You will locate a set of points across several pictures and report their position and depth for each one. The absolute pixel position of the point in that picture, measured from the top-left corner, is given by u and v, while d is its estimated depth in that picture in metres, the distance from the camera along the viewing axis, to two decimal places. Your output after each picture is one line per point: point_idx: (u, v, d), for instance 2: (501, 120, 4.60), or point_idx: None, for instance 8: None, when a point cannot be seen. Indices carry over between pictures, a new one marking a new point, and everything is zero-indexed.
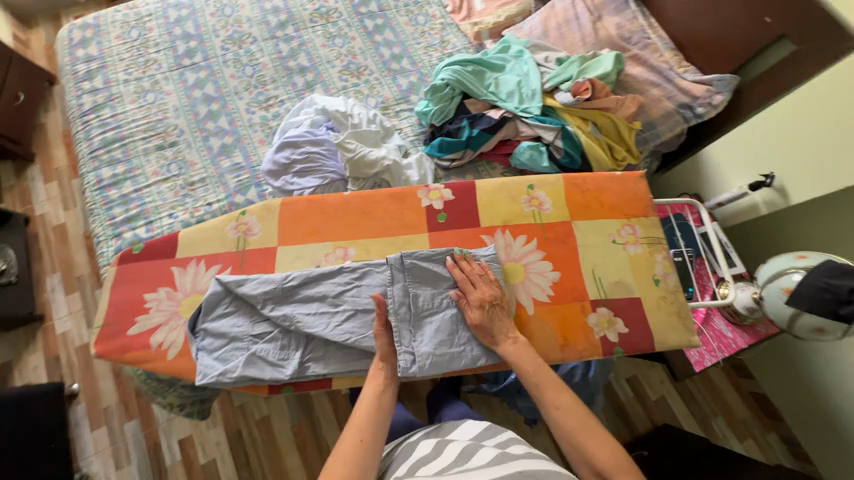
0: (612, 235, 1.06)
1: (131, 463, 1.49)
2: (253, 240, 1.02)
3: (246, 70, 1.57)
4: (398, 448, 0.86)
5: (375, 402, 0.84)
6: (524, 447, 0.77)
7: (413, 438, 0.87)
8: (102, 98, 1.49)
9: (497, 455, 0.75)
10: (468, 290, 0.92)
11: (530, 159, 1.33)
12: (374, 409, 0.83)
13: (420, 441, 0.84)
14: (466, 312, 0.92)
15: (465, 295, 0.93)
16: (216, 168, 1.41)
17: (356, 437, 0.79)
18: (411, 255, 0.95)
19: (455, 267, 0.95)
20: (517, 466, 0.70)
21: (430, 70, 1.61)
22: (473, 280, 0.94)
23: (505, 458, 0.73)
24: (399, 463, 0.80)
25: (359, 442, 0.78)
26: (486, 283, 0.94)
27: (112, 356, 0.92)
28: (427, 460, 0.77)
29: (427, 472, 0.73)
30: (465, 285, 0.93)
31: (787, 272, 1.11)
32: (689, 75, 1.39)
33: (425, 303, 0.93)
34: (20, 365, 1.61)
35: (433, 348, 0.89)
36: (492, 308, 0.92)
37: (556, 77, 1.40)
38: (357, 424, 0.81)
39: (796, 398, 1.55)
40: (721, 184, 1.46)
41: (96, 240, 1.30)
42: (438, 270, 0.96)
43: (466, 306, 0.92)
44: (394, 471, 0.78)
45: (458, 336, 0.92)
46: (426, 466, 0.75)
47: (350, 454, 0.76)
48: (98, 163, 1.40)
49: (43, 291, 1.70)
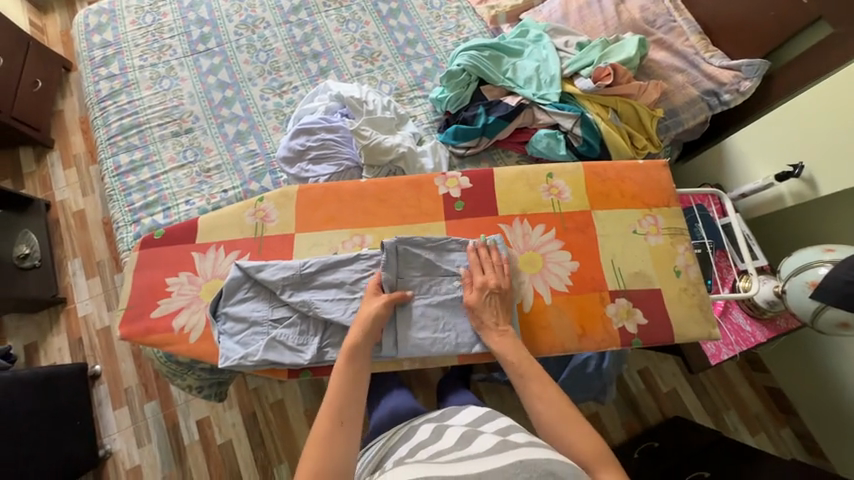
0: (633, 225, 1.03)
1: (151, 442, 1.54)
2: (271, 227, 1.02)
3: (260, 56, 1.56)
4: (398, 435, 0.86)
5: (351, 377, 0.80)
6: (526, 436, 0.73)
7: (415, 422, 0.88)
8: (119, 84, 1.50)
9: (496, 441, 0.71)
10: (475, 273, 0.93)
11: (547, 147, 1.30)
12: (350, 385, 0.79)
13: (421, 426, 0.85)
14: (466, 294, 0.92)
15: (472, 279, 0.93)
16: (231, 155, 1.41)
17: (335, 419, 0.74)
18: (405, 242, 0.94)
19: (475, 250, 0.96)
20: (514, 455, 0.66)
21: (445, 56, 1.58)
22: (484, 264, 0.94)
23: (504, 446, 0.70)
24: (399, 445, 0.82)
25: (337, 425, 0.73)
26: (496, 272, 0.94)
27: (136, 338, 0.94)
28: (426, 443, 0.78)
29: (424, 454, 0.73)
30: (474, 268, 0.94)
31: (813, 265, 1.07)
32: (716, 60, 1.35)
33: (413, 288, 0.94)
34: (45, 346, 1.67)
35: (415, 331, 0.91)
36: (500, 295, 0.92)
37: (577, 62, 1.36)
38: (333, 403, 0.76)
39: (813, 393, 1.53)
40: (744, 174, 1.40)
41: (116, 226, 1.33)
42: (429, 258, 0.95)
43: (467, 291, 0.92)
44: (394, 453, 0.80)
45: (442, 322, 0.93)
46: (424, 450, 0.75)
47: (327, 435, 0.72)
48: (117, 148, 1.42)
49: (65, 275, 1.75)
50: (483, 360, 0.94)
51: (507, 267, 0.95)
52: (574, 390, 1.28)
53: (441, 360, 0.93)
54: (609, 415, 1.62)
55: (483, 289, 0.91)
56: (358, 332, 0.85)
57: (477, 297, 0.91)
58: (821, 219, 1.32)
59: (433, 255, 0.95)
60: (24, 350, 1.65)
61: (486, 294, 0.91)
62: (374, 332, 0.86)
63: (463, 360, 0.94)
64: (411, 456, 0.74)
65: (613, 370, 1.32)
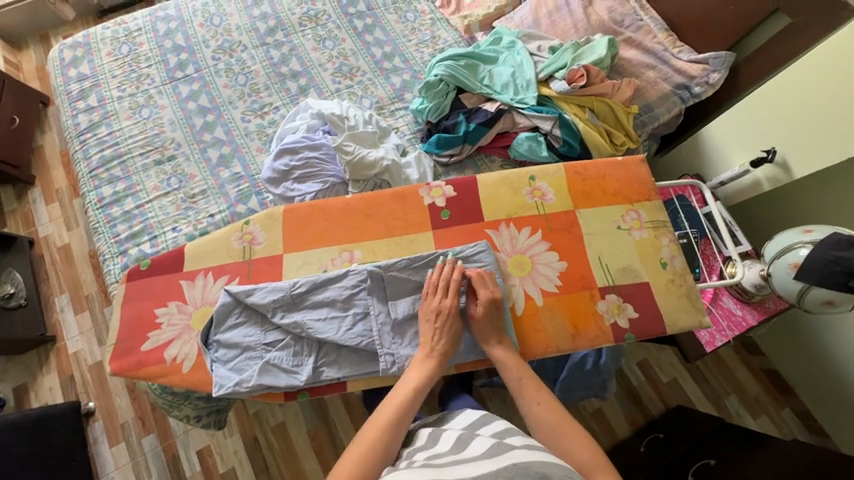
0: (617, 221, 1.03)
1: (152, 476, 1.53)
2: (258, 250, 1.00)
3: (239, 78, 1.57)
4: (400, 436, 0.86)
5: (413, 390, 0.83)
6: (521, 439, 0.74)
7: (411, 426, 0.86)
8: (98, 116, 1.50)
9: (492, 445, 0.72)
10: (478, 288, 0.91)
11: (529, 149, 1.33)
12: (405, 409, 0.81)
13: (416, 430, 0.84)
14: (471, 309, 0.91)
15: (477, 294, 0.91)
16: (216, 179, 1.42)
17: (388, 427, 0.78)
18: (390, 268, 0.93)
19: (476, 271, 0.93)
20: (509, 458, 0.67)
21: (423, 67, 1.60)
22: (484, 279, 0.92)
23: (500, 449, 0.71)
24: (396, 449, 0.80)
25: (385, 433, 0.77)
26: (491, 283, 0.92)
27: (127, 373, 0.91)
28: (422, 445, 0.77)
29: (421, 457, 0.73)
30: (477, 284, 0.92)
31: (794, 246, 1.10)
32: (684, 54, 1.39)
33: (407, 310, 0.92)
34: (35, 387, 1.64)
35: None
36: (502, 306, 0.91)
37: (551, 66, 1.39)
38: (388, 412, 0.80)
39: (809, 373, 1.54)
40: (722, 162, 1.43)
41: (103, 259, 1.33)
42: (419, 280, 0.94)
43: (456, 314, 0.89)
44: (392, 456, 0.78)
45: None
46: (422, 453, 0.74)
47: (375, 442, 0.75)
48: (99, 181, 1.42)
49: (53, 312, 1.72)
50: (477, 366, 0.94)
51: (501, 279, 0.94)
52: (575, 388, 1.29)
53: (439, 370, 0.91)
54: (611, 408, 1.63)
55: (491, 304, 0.90)
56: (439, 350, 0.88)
57: (483, 312, 0.90)
58: (799, 200, 1.35)
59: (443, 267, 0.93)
60: (13, 392, 1.62)
61: (493, 306, 0.90)
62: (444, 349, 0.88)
63: (460, 368, 0.94)
64: (408, 458, 0.74)
65: (612, 365, 1.32)
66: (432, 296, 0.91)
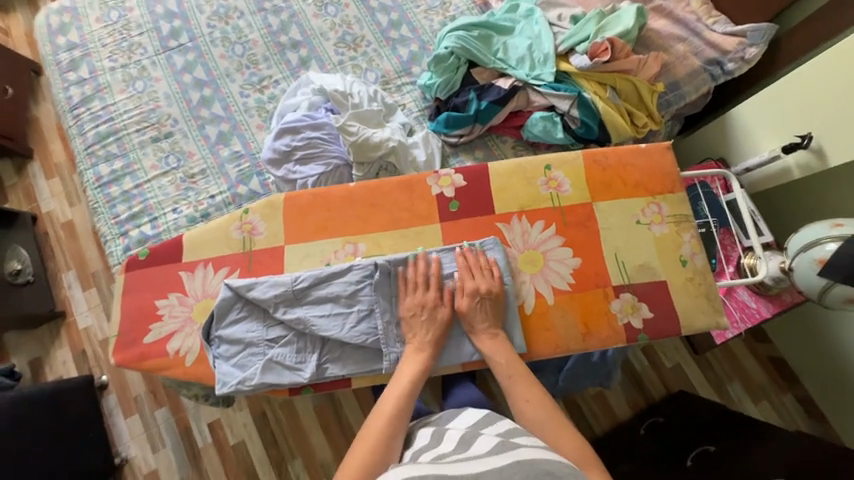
0: (636, 215, 0.97)
1: (166, 446, 1.59)
2: (259, 240, 0.96)
3: (236, 49, 1.48)
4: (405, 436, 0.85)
5: (410, 381, 0.83)
6: (526, 438, 0.73)
7: (415, 426, 0.85)
8: (90, 89, 1.43)
9: (495, 444, 0.71)
10: (464, 279, 0.89)
11: (544, 130, 1.26)
12: (405, 402, 0.81)
13: (419, 429, 0.83)
14: (456, 301, 0.89)
15: (462, 285, 0.89)
16: (215, 158, 1.37)
17: (392, 420, 0.78)
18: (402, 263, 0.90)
19: (462, 256, 0.91)
20: (513, 456, 0.67)
21: (432, 37, 1.49)
22: (473, 271, 0.90)
23: (503, 447, 0.70)
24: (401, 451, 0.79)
25: (390, 425, 0.77)
26: (486, 276, 0.90)
27: (131, 364, 0.91)
28: (426, 446, 0.76)
29: (426, 458, 0.72)
30: (464, 275, 0.89)
31: (821, 241, 1.04)
32: (719, 26, 1.28)
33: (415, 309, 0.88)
34: (50, 360, 1.68)
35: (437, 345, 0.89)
36: (492, 299, 0.88)
37: (572, 38, 1.28)
38: (391, 404, 0.80)
39: (817, 363, 1.53)
40: (748, 147, 1.32)
41: (104, 240, 1.31)
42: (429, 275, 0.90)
43: (439, 307, 0.88)
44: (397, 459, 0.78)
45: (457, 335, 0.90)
46: (426, 454, 0.73)
47: (381, 435, 0.76)
48: (95, 159, 1.37)
49: (61, 288, 1.74)
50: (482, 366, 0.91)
51: (494, 269, 0.91)
52: (580, 376, 1.28)
53: (445, 367, 0.90)
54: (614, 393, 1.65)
55: (474, 295, 0.88)
56: (434, 341, 0.87)
57: (466, 305, 0.88)
58: (828, 189, 1.27)
59: (417, 264, 0.90)
60: (29, 365, 1.67)
61: (476, 300, 0.88)
62: (437, 343, 0.87)
63: (467, 367, 0.91)
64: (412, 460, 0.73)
65: (619, 355, 1.31)
66: (413, 292, 0.89)
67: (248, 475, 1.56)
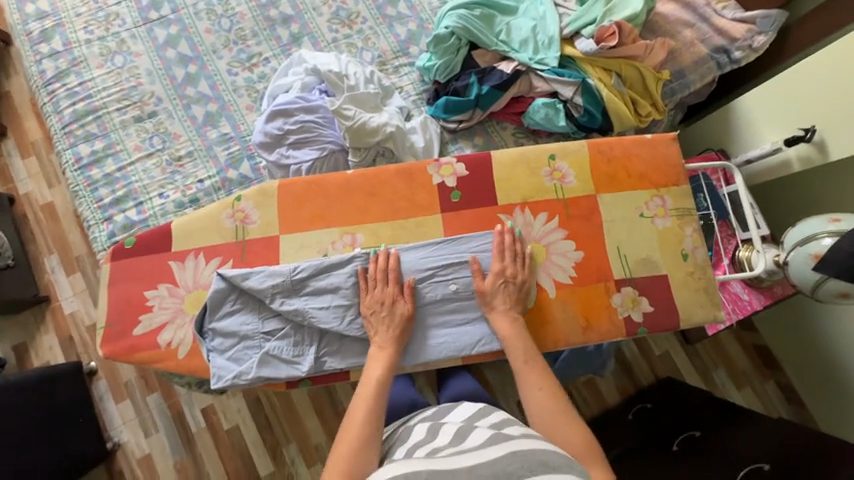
0: (640, 208, 0.95)
1: (158, 431, 1.58)
2: (252, 229, 0.92)
3: (223, 22, 1.39)
4: (398, 431, 0.84)
5: (383, 366, 0.81)
6: (520, 428, 0.74)
7: (410, 422, 0.85)
8: (65, 63, 1.33)
9: (490, 435, 0.71)
10: (495, 260, 0.89)
11: (545, 118, 1.22)
12: (381, 389, 0.79)
13: (414, 426, 0.82)
14: (479, 278, 0.88)
15: (491, 264, 0.89)
16: (203, 140, 1.30)
17: (371, 408, 0.76)
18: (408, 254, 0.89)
19: (500, 236, 0.91)
20: (507, 447, 0.67)
21: (431, 15, 1.42)
22: (504, 252, 0.90)
23: (497, 438, 0.70)
24: (395, 446, 0.79)
25: (370, 415, 0.75)
26: (515, 261, 0.89)
27: (121, 356, 0.88)
28: (421, 442, 0.75)
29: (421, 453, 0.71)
30: (496, 253, 0.89)
31: (817, 236, 1.05)
32: (729, 12, 1.24)
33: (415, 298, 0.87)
34: (35, 345, 1.64)
35: (432, 336, 0.88)
36: (515, 284, 0.88)
37: (578, 20, 1.23)
38: (368, 393, 0.78)
39: (801, 352, 1.58)
40: (749, 139, 1.31)
41: (87, 225, 1.25)
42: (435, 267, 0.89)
43: (399, 302, 0.86)
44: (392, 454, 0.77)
45: (457, 331, 0.89)
46: (421, 450, 0.72)
47: (363, 426, 0.74)
48: (74, 138, 1.29)
49: (44, 273, 1.68)
50: (483, 358, 0.90)
51: (530, 258, 0.91)
52: (574, 365, 1.29)
53: (443, 361, 0.88)
54: (604, 380, 1.68)
55: (498, 279, 0.88)
56: (400, 329, 0.85)
57: (489, 284, 0.87)
58: (826, 183, 1.27)
59: (377, 261, 0.87)
60: (13, 351, 1.63)
61: (500, 281, 0.87)
62: (407, 331, 0.86)
63: (466, 360, 0.90)
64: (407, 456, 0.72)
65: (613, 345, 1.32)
66: (373, 290, 0.86)
67: (242, 460, 1.57)
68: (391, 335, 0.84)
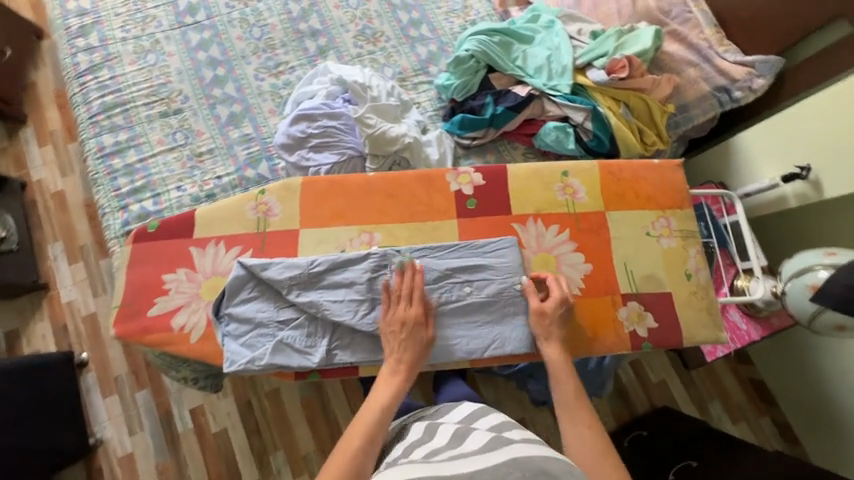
0: (646, 227, 0.99)
1: (143, 430, 1.54)
2: (274, 222, 0.95)
3: (254, 31, 1.47)
4: (394, 430, 0.84)
5: (392, 394, 0.81)
6: (519, 432, 0.74)
7: (408, 421, 0.86)
8: (99, 57, 1.39)
9: (489, 439, 0.71)
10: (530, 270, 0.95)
11: (556, 140, 1.28)
12: (384, 415, 0.78)
13: (412, 425, 0.83)
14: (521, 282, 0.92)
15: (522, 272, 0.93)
16: (225, 138, 1.35)
17: (370, 433, 0.75)
18: (425, 256, 0.92)
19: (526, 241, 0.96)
20: (508, 453, 0.66)
21: (451, 38, 1.51)
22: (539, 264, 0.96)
23: (497, 443, 0.69)
24: (392, 445, 0.79)
25: (367, 439, 0.74)
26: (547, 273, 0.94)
27: (133, 337, 0.88)
28: (418, 442, 0.76)
29: (418, 454, 0.71)
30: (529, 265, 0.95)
31: (812, 268, 1.09)
32: (730, 54, 1.32)
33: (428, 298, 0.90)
34: (27, 332, 1.61)
35: (441, 337, 0.89)
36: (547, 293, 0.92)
37: (590, 53, 1.31)
38: (369, 417, 0.77)
39: (796, 387, 1.59)
40: (748, 173, 1.38)
41: (102, 212, 1.27)
42: (452, 266, 0.91)
43: (421, 326, 0.86)
44: (388, 453, 0.77)
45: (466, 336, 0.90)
46: (417, 450, 0.72)
47: (358, 449, 0.73)
48: (99, 128, 1.33)
49: (46, 260, 1.68)
50: (492, 363, 0.92)
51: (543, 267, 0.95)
52: None
53: (452, 362, 0.90)
54: (600, 404, 1.67)
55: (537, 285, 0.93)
56: (417, 357, 0.85)
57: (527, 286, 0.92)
58: (822, 221, 1.33)
59: (404, 274, 0.88)
60: (4, 337, 1.60)
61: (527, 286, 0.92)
62: (424, 358, 0.86)
63: (476, 363, 0.91)
64: (404, 456, 0.72)
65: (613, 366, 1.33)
66: (395, 306, 0.87)
67: (227, 465, 1.52)
68: (409, 356, 0.84)
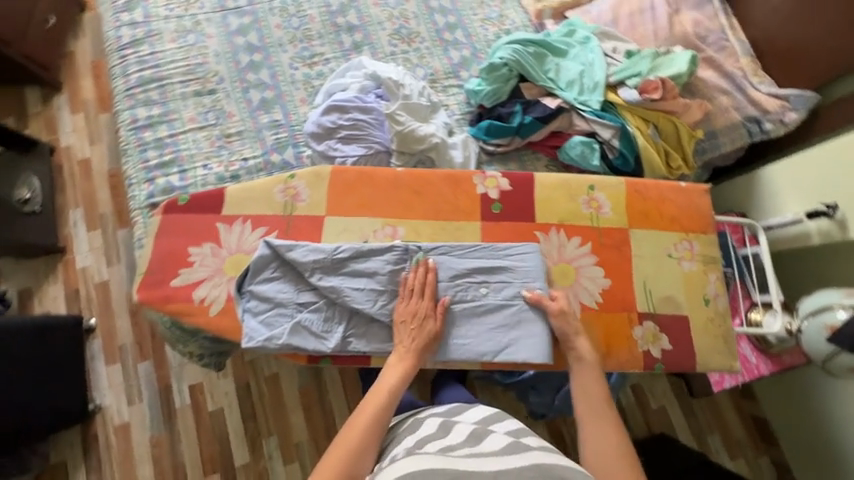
0: (668, 248, 0.99)
1: (142, 401, 1.56)
2: (301, 207, 0.96)
3: (293, 21, 1.50)
4: (405, 422, 0.85)
5: (396, 382, 0.82)
6: (537, 441, 0.74)
7: (420, 415, 0.85)
8: (141, 33, 1.43)
9: (508, 442, 0.71)
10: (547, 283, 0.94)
11: (581, 155, 1.28)
12: (389, 403, 0.80)
13: (426, 419, 0.83)
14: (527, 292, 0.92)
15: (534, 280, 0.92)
16: (255, 122, 1.37)
17: (373, 422, 0.78)
18: (446, 254, 0.92)
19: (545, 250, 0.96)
20: (529, 458, 0.67)
21: (485, 45, 1.52)
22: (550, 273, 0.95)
23: (516, 448, 0.70)
24: (404, 436, 0.79)
25: (370, 429, 0.77)
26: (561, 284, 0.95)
27: (154, 305, 0.90)
28: (433, 436, 0.76)
29: (433, 447, 0.72)
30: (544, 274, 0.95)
31: (830, 308, 1.08)
32: (764, 86, 1.32)
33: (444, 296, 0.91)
34: (40, 293, 1.65)
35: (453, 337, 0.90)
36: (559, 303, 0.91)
37: (625, 71, 1.32)
38: (373, 407, 0.79)
39: (797, 428, 1.57)
40: (771, 207, 1.37)
41: (129, 182, 1.30)
42: (473, 266, 0.92)
43: (430, 319, 0.88)
44: (399, 444, 0.77)
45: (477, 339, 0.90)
46: (433, 443, 0.73)
47: (362, 436, 0.76)
48: (134, 101, 1.36)
49: (66, 224, 1.71)
50: (503, 367, 0.92)
51: (563, 278, 0.95)
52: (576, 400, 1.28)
53: (462, 362, 0.90)
54: None
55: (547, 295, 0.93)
56: (424, 347, 0.86)
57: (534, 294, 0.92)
58: (842, 262, 1.31)
59: (418, 269, 0.90)
60: (17, 295, 1.63)
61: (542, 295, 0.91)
62: (431, 349, 0.88)
63: (485, 366, 0.91)
64: (419, 447, 0.72)
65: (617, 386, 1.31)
66: (408, 299, 0.88)
67: (219, 445, 1.53)
68: (417, 346, 0.86)
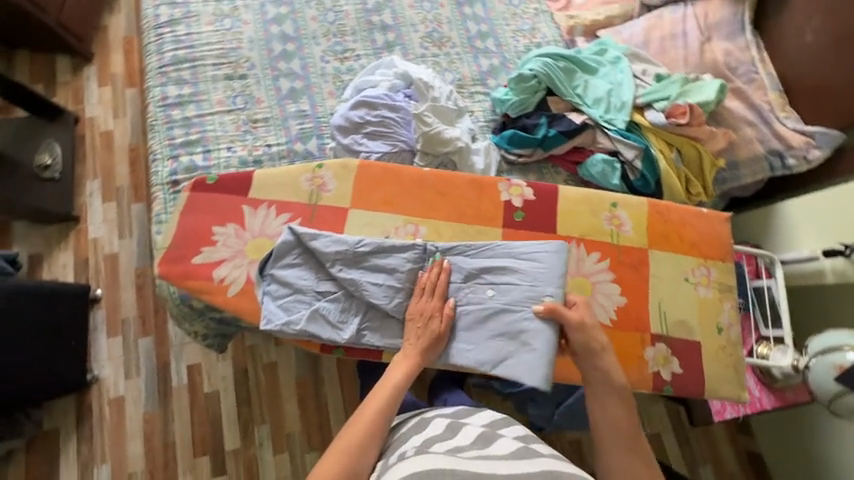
0: (686, 273, 1.00)
1: (139, 376, 1.56)
2: (326, 197, 0.98)
3: (328, 15, 1.52)
4: (412, 420, 0.85)
5: (402, 378, 0.82)
6: (546, 448, 0.74)
7: (427, 414, 0.86)
8: (179, 13, 1.45)
9: (517, 447, 0.72)
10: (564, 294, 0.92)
11: (601, 173, 1.29)
12: (394, 398, 0.80)
13: (434, 419, 0.83)
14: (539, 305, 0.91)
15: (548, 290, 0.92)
16: (281, 110, 1.39)
17: (379, 417, 0.78)
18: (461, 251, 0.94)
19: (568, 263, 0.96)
20: (539, 464, 0.67)
21: (515, 56, 1.54)
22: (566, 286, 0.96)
23: (526, 453, 0.70)
24: (412, 434, 0.79)
25: (375, 424, 0.77)
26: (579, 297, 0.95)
27: (174, 279, 0.92)
28: (441, 437, 0.77)
29: (441, 447, 0.72)
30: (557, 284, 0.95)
31: (842, 348, 1.07)
32: (790, 121, 1.33)
33: (456, 296, 0.91)
34: (50, 259, 1.66)
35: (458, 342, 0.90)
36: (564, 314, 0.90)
37: (654, 94, 1.33)
38: (379, 402, 0.79)
39: (792, 467, 1.57)
40: (787, 242, 1.37)
41: (153, 158, 1.31)
42: (484, 264, 0.93)
43: (436, 318, 0.88)
44: (406, 441, 0.77)
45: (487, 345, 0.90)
46: (441, 443, 0.73)
47: (367, 430, 0.76)
48: (166, 79, 1.38)
49: (82, 194, 1.73)
50: None
51: (579, 292, 0.95)
52: (574, 416, 1.27)
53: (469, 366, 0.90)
54: None
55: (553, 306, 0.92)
56: (428, 346, 0.86)
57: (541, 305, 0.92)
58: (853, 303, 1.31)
59: (432, 268, 0.90)
60: (28, 259, 1.65)
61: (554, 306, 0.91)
62: (434, 350, 0.87)
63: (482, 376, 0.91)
64: (427, 447, 0.73)
65: None
66: (420, 297, 0.89)
67: (212, 428, 1.53)
68: (422, 344, 0.86)
